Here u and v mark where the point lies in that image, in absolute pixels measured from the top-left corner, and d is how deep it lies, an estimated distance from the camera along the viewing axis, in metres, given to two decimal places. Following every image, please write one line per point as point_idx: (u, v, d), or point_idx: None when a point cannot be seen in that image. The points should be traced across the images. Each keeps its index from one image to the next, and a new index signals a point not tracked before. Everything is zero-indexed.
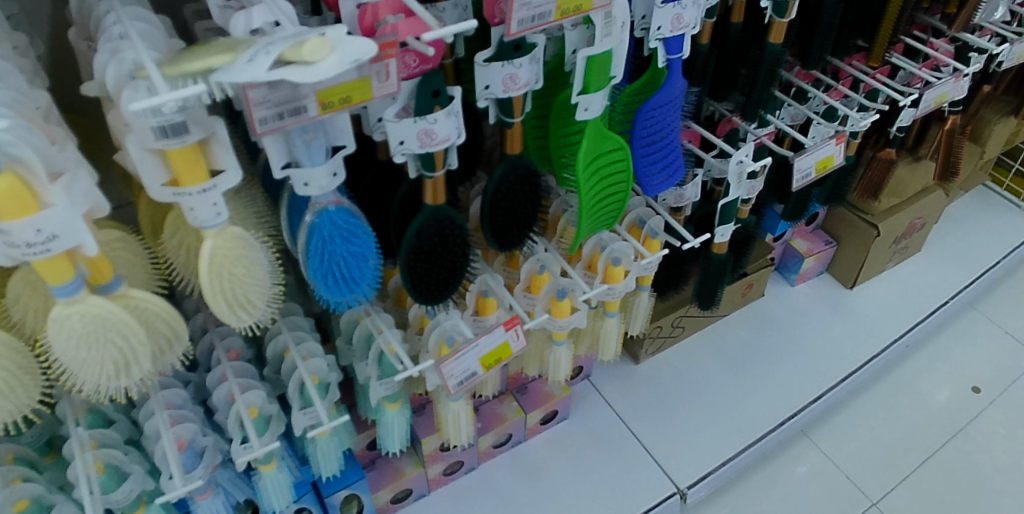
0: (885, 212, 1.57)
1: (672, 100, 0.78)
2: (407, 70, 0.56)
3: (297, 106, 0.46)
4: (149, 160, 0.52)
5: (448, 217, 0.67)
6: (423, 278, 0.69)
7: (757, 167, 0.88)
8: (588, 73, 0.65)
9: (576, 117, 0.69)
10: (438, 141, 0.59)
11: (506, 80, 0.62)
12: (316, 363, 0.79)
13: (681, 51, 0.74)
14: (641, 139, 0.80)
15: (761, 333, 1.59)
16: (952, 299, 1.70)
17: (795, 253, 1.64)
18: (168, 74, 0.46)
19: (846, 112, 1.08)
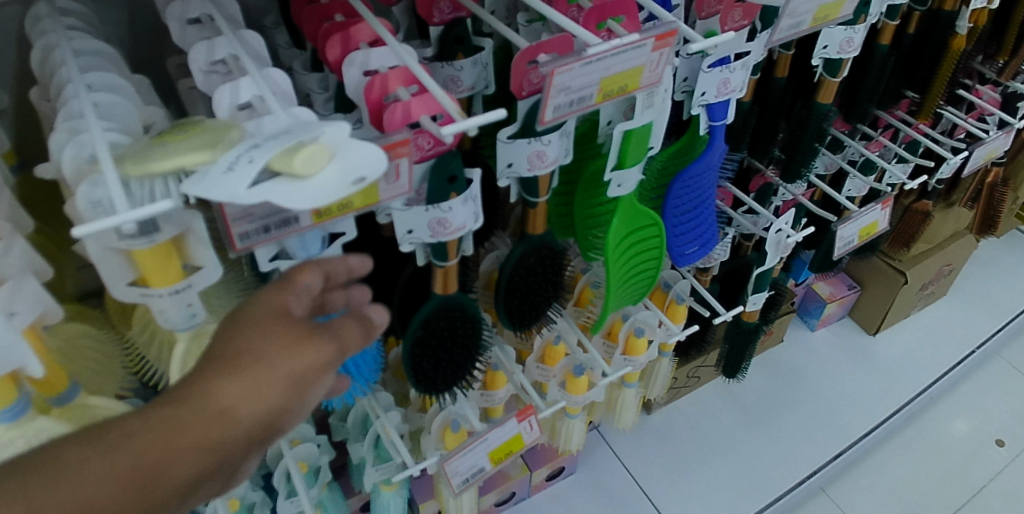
0: (913, 259, 1.49)
1: (711, 167, 0.70)
2: (420, 152, 0.48)
3: (285, 218, 0.39)
4: (111, 260, 0.44)
5: (460, 305, 0.60)
6: (429, 374, 0.61)
7: (801, 236, 0.80)
8: (624, 148, 0.58)
9: (607, 193, 0.61)
10: (453, 229, 0.52)
11: (532, 158, 0.54)
12: (306, 448, 0.71)
13: (726, 117, 0.66)
14: (675, 207, 0.71)
15: (778, 382, 1.51)
16: (978, 348, 1.62)
17: (817, 298, 1.55)
18: (130, 174, 0.38)
19: (888, 167, 1.00)
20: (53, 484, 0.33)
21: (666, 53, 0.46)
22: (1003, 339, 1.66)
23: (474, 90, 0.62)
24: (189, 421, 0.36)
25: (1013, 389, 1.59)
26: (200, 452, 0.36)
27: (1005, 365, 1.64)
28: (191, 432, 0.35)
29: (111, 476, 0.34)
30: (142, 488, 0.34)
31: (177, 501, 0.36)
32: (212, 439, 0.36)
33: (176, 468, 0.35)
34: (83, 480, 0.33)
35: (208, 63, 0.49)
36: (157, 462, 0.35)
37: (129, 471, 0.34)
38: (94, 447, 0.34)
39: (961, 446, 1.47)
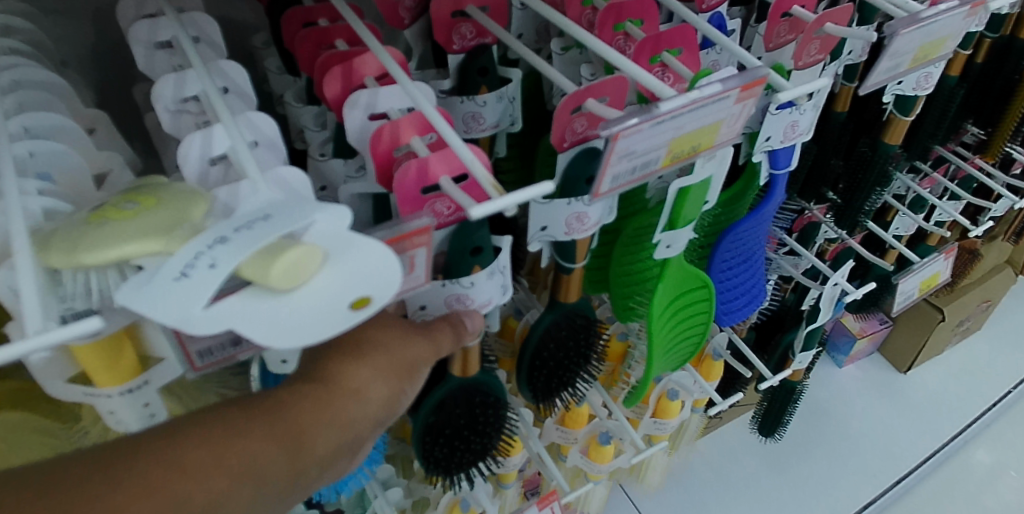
0: (948, 296, 1.41)
1: (767, 218, 0.61)
2: (437, 220, 0.40)
3: None
4: (46, 354, 0.34)
5: (481, 385, 0.52)
6: (443, 466, 0.52)
7: (859, 292, 0.72)
8: (678, 206, 0.48)
9: (653, 254, 0.52)
10: (475, 306, 0.45)
11: (571, 220, 0.44)
12: None
13: (788, 164, 0.57)
14: (723, 262, 0.62)
15: (805, 422, 1.41)
16: (1015, 390, 1.51)
17: (846, 333, 1.46)
18: (56, 261, 0.28)
19: (944, 207, 0.91)
20: (228, 439, 0.31)
21: (750, 105, 0.37)
22: None
23: (498, 129, 0.52)
24: (331, 395, 0.36)
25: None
26: (342, 426, 0.35)
27: None
28: (333, 405, 0.35)
29: (277, 437, 0.32)
30: (300, 453, 0.33)
31: (321, 473, 0.35)
32: (352, 413, 0.36)
33: (325, 437, 0.34)
34: (251, 438, 0.32)
35: (176, 100, 0.40)
36: (312, 427, 0.34)
37: (288, 433, 0.33)
38: (253, 409, 0.33)
39: (1002, 491, 1.36)
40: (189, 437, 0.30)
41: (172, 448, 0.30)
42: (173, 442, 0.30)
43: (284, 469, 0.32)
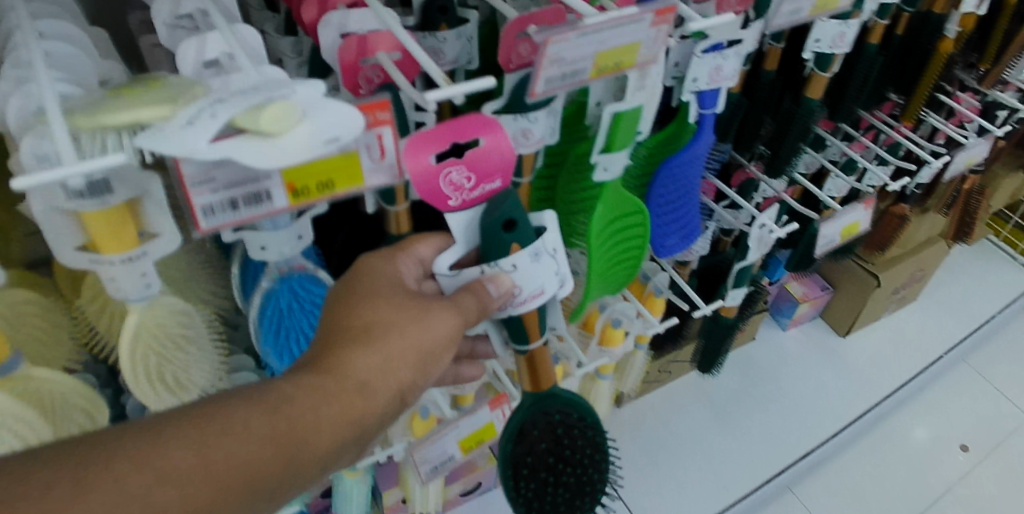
0: (886, 263, 1.49)
1: (699, 159, 0.68)
2: (459, 192, 0.49)
3: (255, 191, 0.37)
4: (60, 220, 0.40)
5: (556, 408, 0.59)
6: (538, 502, 0.59)
7: (783, 233, 0.80)
8: (612, 130, 0.55)
9: (592, 177, 0.59)
10: (524, 295, 0.53)
11: (517, 135, 0.52)
12: None
13: (715, 106, 0.65)
14: (660, 198, 0.69)
15: (749, 379, 1.50)
16: (947, 355, 1.60)
17: (790, 298, 1.55)
18: (77, 125, 0.34)
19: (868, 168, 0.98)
20: (230, 433, 0.41)
21: (665, 30, 0.44)
22: (971, 345, 1.64)
23: (457, 65, 0.59)
24: (335, 389, 0.45)
25: (980, 394, 1.57)
26: (339, 420, 0.45)
27: (972, 372, 1.61)
28: (336, 398, 0.45)
29: (276, 432, 0.42)
30: (292, 444, 0.43)
31: (320, 455, 0.44)
32: (350, 406, 0.45)
33: (326, 428, 0.44)
34: (248, 436, 0.41)
35: (173, 17, 0.46)
36: (308, 423, 0.43)
37: (286, 427, 0.42)
38: (258, 400, 0.42)
39: (925, 450, 1.46)
40: (196, 427, 0.40)
41: (181, 437, 0.39)
42: (184, 434, 0.40)
43: (283, 456, 0.42)
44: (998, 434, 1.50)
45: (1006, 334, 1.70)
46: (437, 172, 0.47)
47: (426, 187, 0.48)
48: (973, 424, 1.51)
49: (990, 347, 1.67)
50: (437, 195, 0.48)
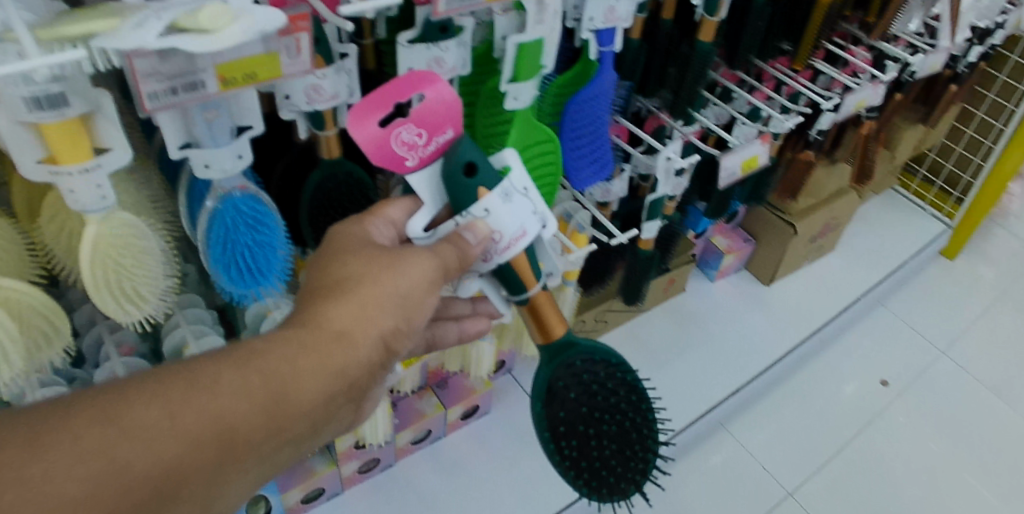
0: (802, 213, 1.61)
1: (601, 93, 0.83)
2: (414, 148, 0.61)
3: (195, 80, 0.52)
4: (21, 134, 0.46)
5: (575, 355, 0.68)
6: (587, 455, 0.66)
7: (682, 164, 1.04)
8: (518, 60, 0.67)
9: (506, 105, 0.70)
10: (503, 236, 0.63)
11: (430, 61, 0.67)
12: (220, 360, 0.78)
13: (611, 44, 0.78)
14: (570, 127, 0.84)
15: (680, 328, 1.60)
16: (861, 299, 1.63)
17: (715, 251, 1.66)
18: (41, 37, 0.42)
19: (768, 112, 1.16)
20: (220, 389, 0.51)
21: None
22: (887, 288, 1.68)
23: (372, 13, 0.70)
24: (313, 345, 0.56)
25: (903, 336, 1.62)
26: (316, 371, 0.55)
27: (888, 315, 1.66)
28: (314, 353, 0.55)
29: (258, 388, 0.52)
30: (274, 395, 0.53)
31: (302, 402, 0.54)
32: (325, 358, 0.56)
33: (311, 379, 0.55)
34: (236, 390, 0.51)
35: None
36: (288, 377, 0.54)
37: (267, 382, 0.53)
38: (244, 361, 0.53)
39: (852, 385, 1.53)
40: (194, 386, 0.50)
41: (180, 392, 0.49)
42: (182, 391, 0.50)
43: (266, 405, 0.52)
44: (920, 363, 1.57)
45: (924, 277, 1.75)
46: (389, 136, 0.59)
47: (385, 153, 0.60)
48: (895, 361, 1.57)
49: (903, 293, 1.71)
50: (397, 158, 0.61)
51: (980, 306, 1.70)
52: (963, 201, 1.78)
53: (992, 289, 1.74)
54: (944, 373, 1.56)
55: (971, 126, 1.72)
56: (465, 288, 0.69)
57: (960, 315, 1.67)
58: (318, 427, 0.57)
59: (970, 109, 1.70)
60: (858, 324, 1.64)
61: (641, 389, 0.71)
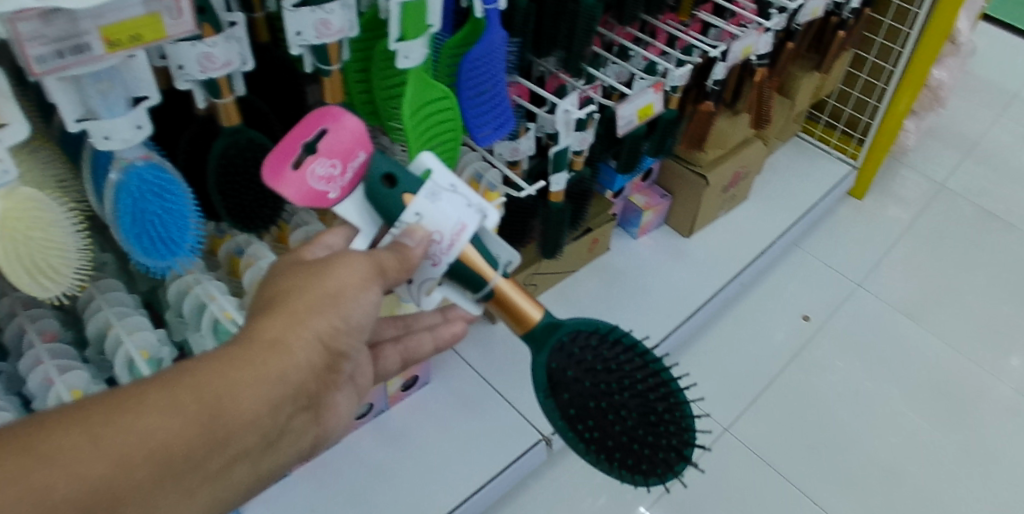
0: (711, 163, 1.64)
1: (490, 53, 1.04)
2: (332, 178, 0.70)
3: (80, 43, 0.59)
4: None
5: (563, 335, 0.68)
6: (607, 431, 0.66)
7: (579, 115, 1.21)
8: (404, 19, 0.88)
9: (399, 62, 0.92)
10: (445, 229, 0.69)
11: (318, 25, 0.84)
12: (144, 337, 0.85)
13: (494, 4, 0.99)
14: (468, 87, 1.08)
15: (609, 285, 1.61)
16: (779, 239, 1.69)
17: (634, 208, 1.67)
18: None
19: (664, 61, 1.31)
20: (163, 411, 0.54)
21: None
22: (802, 230, 1.75)
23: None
24: (250, 359, 0.60)
25: (823, 272, 1.70)
26: (255, 383, 0.59)
27: (803, 255, 1.74)
28: (252, 366, 0.59)
29: (201, 406, 0.55)
30: (217, 411, 0.56)
31: (244, 414, 0.58)
32: (263, 369, 0.60)
33: (247, 391, 0.58)
34: (178, 410, 0.54)
35: None
36: (228, 392, 0.57)
37: (211, 398, 0.56)
38: (185, 381, 0.56)
39: (779, 324, 1.59)
40: (137, 411, 0.53)
41: (124, 419, 0.52)
42: (127, 416, 0.52)
43: (210, 421, 0.56)
44: (836, 298, 1.64)
45: (839, 216, 1.84)
46: (306, 174, 0.69)
47: (309, 191, 0.70)
48: (816, 295, 1.65)
49: (816, 234, 1.79)
50: (320, 192, 0.70)
51: (886, 239, 1.79)
52: (865, 142, 1.84)
53: (896, 223, 1.83)
54: (859, 303, 1.63)
55: (864, 71, 1.78)
56: (431, 301, 0.74)
57: (869, 249, 1.76)
58: (266, 436, 0.61)
59: (862, 54, 1.77)
60: (779, 265, 1.72)
61: (644, 352, 0.70)
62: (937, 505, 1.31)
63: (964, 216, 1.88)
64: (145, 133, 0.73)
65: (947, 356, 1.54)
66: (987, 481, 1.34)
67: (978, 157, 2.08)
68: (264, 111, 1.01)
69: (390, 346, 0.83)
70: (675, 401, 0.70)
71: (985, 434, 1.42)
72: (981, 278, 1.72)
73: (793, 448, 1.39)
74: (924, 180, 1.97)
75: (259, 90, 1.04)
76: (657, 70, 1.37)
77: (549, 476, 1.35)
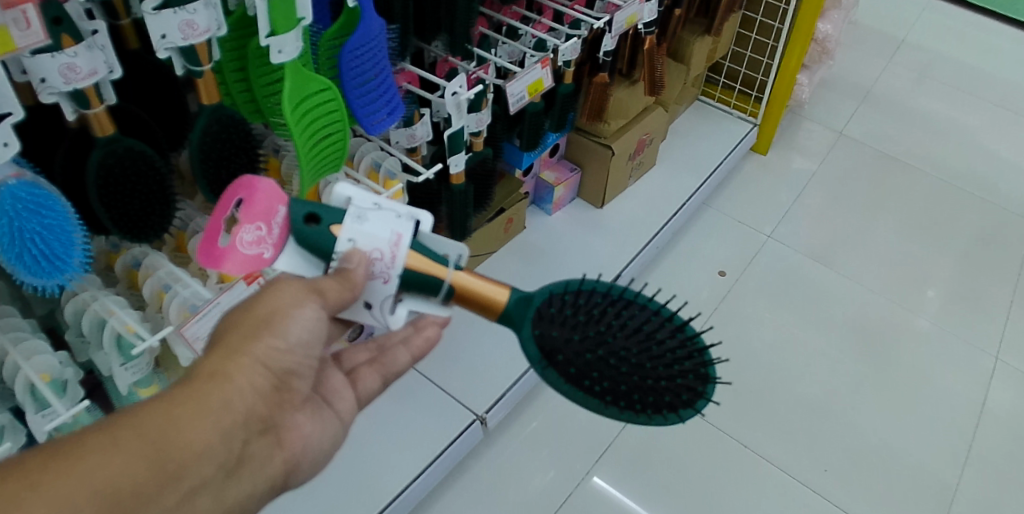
0: (615, 133, 1.63)
1: (370, 41, 1.00)
2: (263, 240, 0.62)
3: None
4: None
5: (537, 299, 0.65)
6: (615, 377, 0.62)
7: (469, 96, 1.15)
8: (272, 16, 0.82)
9: (272, 59, 0.85)
10: (382, 244, 0.63)
11: (184, 27, 0.75)
12: (45, 359, 0.71)
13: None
14: (353, 80, 1.01)
15: (529, 263, 1.59)
16: (690, 201, 1.74)
17: (545, 185, 1.66)
18: None
19: (551, 38, 1.30)
20: (101, 453, 0.46)
21: None
22: (710, 190, 1.82)
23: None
24: (193, 388, 0.53)
25: (734, 229, 1.77)
26: (201, 412, 0.52)
27: (715, 214, 1.81)
28: (196, 395, 0.53)
29: (144, 443, 0.48)
30: (164, 446, 0.49)
31: (195, 447, 0.51)
32: (209, 397, 0.53)
33: (194, 421, 0.51)
34: (117, 449, 0.47)
35: None
36: (173, 423, 0.50)
37: (155, 433, 0.49)
38: (122, 418, 0.49)
39: (701, 282, 1.64)
40: (70, 457, 0.46)
41: (56, 466, 0.45)
42: (59, 462, 0.45)
43: (157, 457, 0.48)
44: (748, 252, 1.72)
45: (743, 175, 1.94)
46: (233, 246, 0.61)
47: (241, 261, 0.61)
48: (729, 252, 1.72)
49: (725, 194, 1.87)
50: (254, 258, 0.62)
51: (789, 193, 1.89)
52: (762, 100, 1.93)
53: (802, 174, 1.95)
54: (771, 254, 1.72)
55: (754, 31, 1.88)
56: (398, 319, 0.66)
57: (776, 203, 1.86)
58: (225, 467, 0.53)
59: (750, 15, 1.86)
60: (692, 226, 1.78)
61: (629, 291, 0.68)
62: (854, 429, 1.40)
63: (854, 163, 2.01)
64: (14, 150, 0.64)
65: (863, 294, 1.65)
66: (901, 403, 1.44)
67: (870, 104, 2.24)
68: (141, 117, 0.82)
69: (367, 368, 0.75)
70: (676, 326, 0.67)
71: (900, 360, 1.52)
72: (881, 219, 1.84)
73: (721, 395, 1.44)
74: (825, 130, 2.11)
75: (127, 93, 0.84)
76: (547, 46, 1.34)
77: (489, 454, 1.33)
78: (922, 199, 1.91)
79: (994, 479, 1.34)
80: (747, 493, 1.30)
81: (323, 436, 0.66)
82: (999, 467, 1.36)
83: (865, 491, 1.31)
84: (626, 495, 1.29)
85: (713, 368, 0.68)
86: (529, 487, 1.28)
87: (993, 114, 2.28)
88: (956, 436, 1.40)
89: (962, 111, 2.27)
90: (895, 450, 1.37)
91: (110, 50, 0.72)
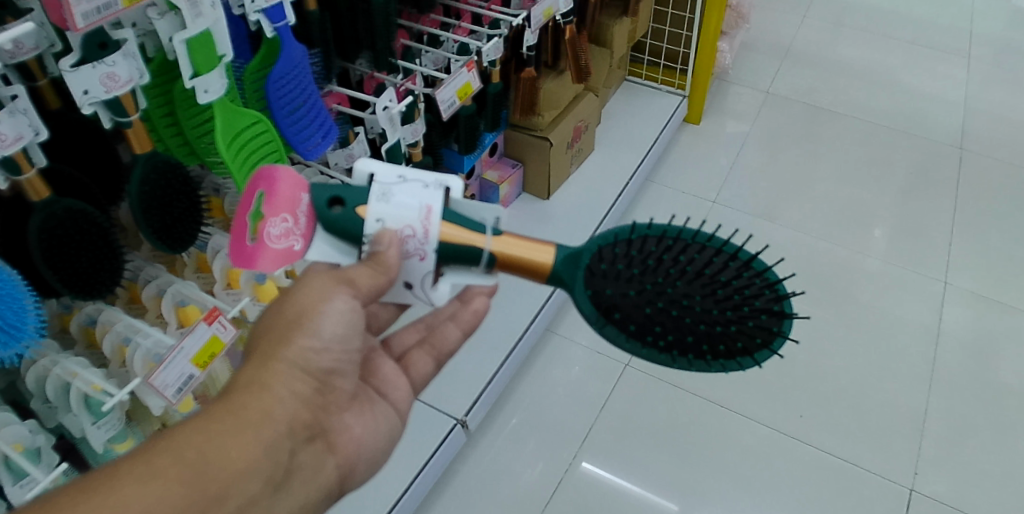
0: (550, 124, 1.65)
1: (295, 67, 0.99)
2: (292, 229, 0.61)
3: None
4: None
5: (583, 253, 0.63)
6: (680, 328, 0.60)
7: (401, 108, 1.14)
8: (191, 55, 0.81)
9: (199, 100, 0.84)
10: (417, 218, 0.62)
11: (105, 80, 0.73)
12: (15, 429, 0.68)
13: (283, 18, 0.95)
14: (283, 109, 1.00)
15: None
16: (632, 179, 1.77)
17: (489, 185, 1.65)
18: None
19: (472, 42, 1.31)
20: (142, 482, 0.47)
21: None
22: (651, 166, 1.86)
23: (38, 49, 0.71)
24: (223, 407, 0.53)
25: (680, 199, 1.82)
26: (239, 429, 0.52)
27: (659, 188, 1.85)
28: (231, 412, 0.53)
29: (183, 468, 0.49)
30: (203, 468, 0.49)
31: (237, 464, 0.51)
32: (240, 412, 0.53)
33: (231, 441, 0.52)
34: (157, 477, 0.47)
35: None
36: (208, 446, 0.51)
37: (194, 457, 0.50)
38: (157, 447, 0.49)
39: None
40: (109, 489, 0.46)
41: (99, 500, 0.45)
42: (100, 495, 0.45)
43: (199, 480, 0.49)
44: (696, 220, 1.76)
45: (681, 145, 1.99)
46: (262, 242, 0.60)
47: (273, 256, 0.60)
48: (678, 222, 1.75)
49: (666, 167, 1.91)
50: (285, 252, 0.61)
51: (727, 156, 1.95)
52: (687, 72, 1.99)
53: (736, 136, 2.01)
54: (718, 218, 1.76)
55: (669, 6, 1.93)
56: (442, 294, 0.66)
57: (716, 168, 1.91)
58: (272, 482, 0.54)
59: None
60: (639, 203, 1.81)
61: (686, 231, 0.64)
62: (822, 372, 1.45)
63: (784, 118, 2.08)
64: None
65: (812, 242, 1.71)
66: (861, 340, 1.50)
67: (792, 59, 2.32)
68: (76, 176, 0.79)
69: (418, 351, 0.76)
70: (742, 263, 0.63)
71: (854, 298, 1.58)
72: (818, 167, 1.91)
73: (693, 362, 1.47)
74: (752, 91, 2.18)
75: (57, 152, 0.81)
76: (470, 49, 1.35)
77: (476, 455, 1.32)
78: (854, 143, 1.99)
79: (957, 399, 1.41)
80: (731, 452, 1.33)
81: (370, 432, 0.66)
82: (961, 386, 1.43)
83: (843, 429, 1.36)
84: (617, 474, 1.30)
85: (788, 302, 0.65)
86: (521, 481, 1.28)
87: (908, 51, 2.39)
88: (919, 363, 1.46)
89: (881, 53, 2.37)
90: (864, 386, 1.43)
91: (34, 112, 0.69)
